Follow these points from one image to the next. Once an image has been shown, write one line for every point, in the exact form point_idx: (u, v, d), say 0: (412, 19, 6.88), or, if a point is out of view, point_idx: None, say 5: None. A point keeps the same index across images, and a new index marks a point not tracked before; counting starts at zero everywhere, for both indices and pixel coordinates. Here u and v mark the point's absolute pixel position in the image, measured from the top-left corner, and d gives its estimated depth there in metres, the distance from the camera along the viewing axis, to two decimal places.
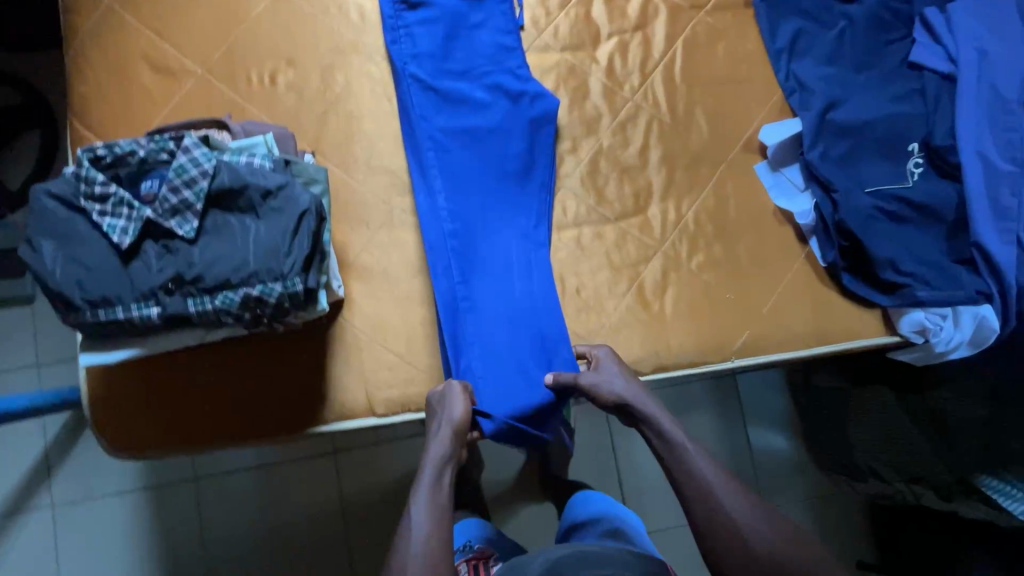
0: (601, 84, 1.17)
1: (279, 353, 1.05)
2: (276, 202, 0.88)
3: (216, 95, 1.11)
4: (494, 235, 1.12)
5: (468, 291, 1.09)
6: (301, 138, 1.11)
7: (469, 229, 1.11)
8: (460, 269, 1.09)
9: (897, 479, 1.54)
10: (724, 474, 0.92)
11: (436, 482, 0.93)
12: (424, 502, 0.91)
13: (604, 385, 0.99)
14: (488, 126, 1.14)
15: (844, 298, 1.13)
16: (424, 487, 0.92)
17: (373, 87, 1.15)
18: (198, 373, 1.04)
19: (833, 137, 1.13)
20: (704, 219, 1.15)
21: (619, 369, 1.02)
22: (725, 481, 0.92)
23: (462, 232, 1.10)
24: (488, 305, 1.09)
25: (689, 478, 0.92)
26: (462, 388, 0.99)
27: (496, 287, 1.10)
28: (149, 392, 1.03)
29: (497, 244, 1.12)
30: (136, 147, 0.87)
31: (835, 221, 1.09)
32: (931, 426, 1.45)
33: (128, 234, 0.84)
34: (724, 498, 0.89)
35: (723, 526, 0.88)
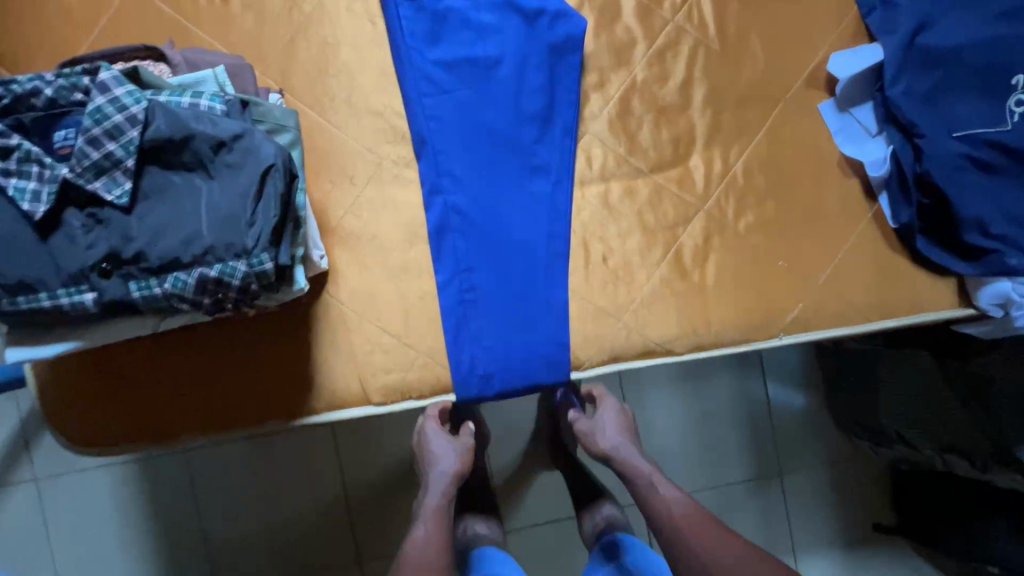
0: (636, 0, 0.94)
1: (258, 333, 0.89)
2: (232, 157, 0.69)
3: (155, 16, 0.89)
4: (506, 207, 0.93)
5: (475, 278, 0.93)
6: (265, 71, 0.90)
7: (481, 198, 0.92)
8: (465, 255, 0.93)
9: (926, 446, 1.41)
10: (707, 521, 0.86)
11: (440, 508, 0.91)
12: (426, 523, 0.88)
13: (593, 430, 1.02)
14: (497, 57, 0.92)
15: (913, 264, 0.97)
16: (428, 511, 0.90)
17: (351, 5, 0.91)
18: (163, 360, 0.88)
19: (920, 68, 0.92)
20: (755, 171, 0.96)
21: (615, 420, 1.05)
22: (708, 527, 0.85)
23: (469, 202, 0.92)
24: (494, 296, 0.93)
25: (663, 522, 0.88)
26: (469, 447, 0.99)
27: (507, 279, 0.93)
28: (107, 381, 0.88)
29: (512, 218, 0.93)
30: (40, 84, 0.66)
31: (915, 172, 0.91)
32: (968, 391, 1.32)
33: (42, 200, 0.65)
34: (706, 547, 0.83)
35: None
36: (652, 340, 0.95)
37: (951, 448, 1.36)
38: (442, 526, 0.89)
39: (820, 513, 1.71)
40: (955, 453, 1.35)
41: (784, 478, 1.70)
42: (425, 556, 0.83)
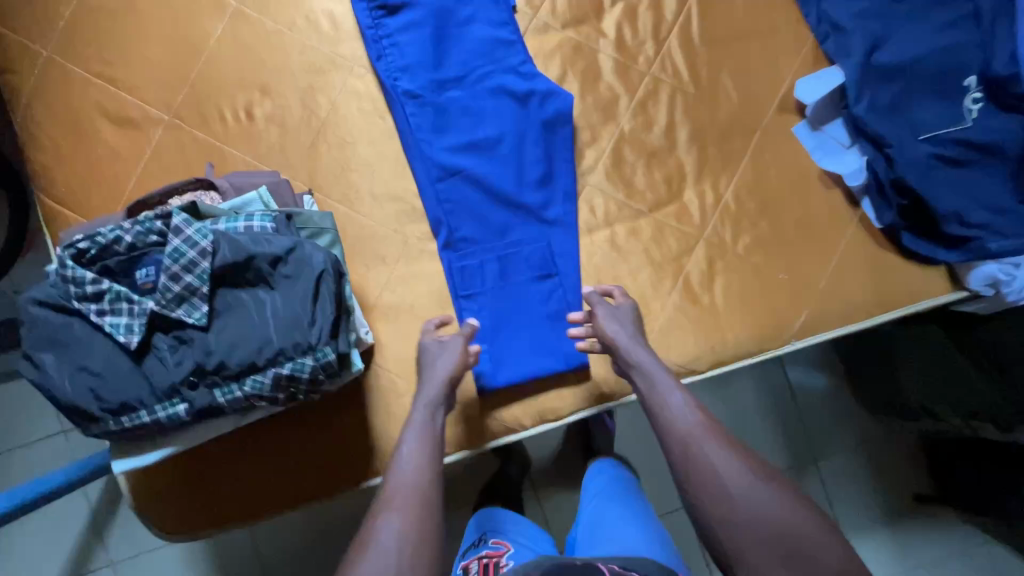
0: (613, 60, 1.04)
1: (318, 411, 0.99)
2: (288, 268, 0.79)
3: (191, 143, 1.00)
4: (521, 269, 1.02)
5: (507, 346, 1.00)
6: (294, 175, 1.00)
7: (502, 260, 1.02)
8: (488, 316, 1.01)
9: (953, 416, 1.26)
10: (718, 434, 0.78)
11: (428, 421, 0.84)
12: (413, 436, 0.81)
13: (610, 321, 0.92)
14: (497, 135, 1.02)
15: (903, 259, 1.04)
16: (415, 427, 0.82)
17: (361, 105, 1.01)
18: (238, 445, 0.98)
19: (880, 83, 1.00)
20: (745, 196, 1.05)
21: (627, 317, 0.93)
22: (713, 437, 0.77)
23: (490, 266, 1.02)
24: (512, 318, 1.01)
25: (670, 428, 0.80)
26: (462, 338, 0.92)
27: (518, 297, 1.02)
28: (195, 472, 0.98)
29: (526, 279, 1.02)
30: (120, 232, 0.76)
31: (890, 178, 0.99)
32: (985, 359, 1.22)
33: (135, 332, 0.75)
34: (710, 453, 0.75)
35: (707, 491, 0.73)
36: (675, 363, 1.03)
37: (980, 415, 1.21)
38: (432, 439, 0.81)
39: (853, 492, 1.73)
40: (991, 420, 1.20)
41: (819, 464, 1.75)
42: (421, 459, 0.78)
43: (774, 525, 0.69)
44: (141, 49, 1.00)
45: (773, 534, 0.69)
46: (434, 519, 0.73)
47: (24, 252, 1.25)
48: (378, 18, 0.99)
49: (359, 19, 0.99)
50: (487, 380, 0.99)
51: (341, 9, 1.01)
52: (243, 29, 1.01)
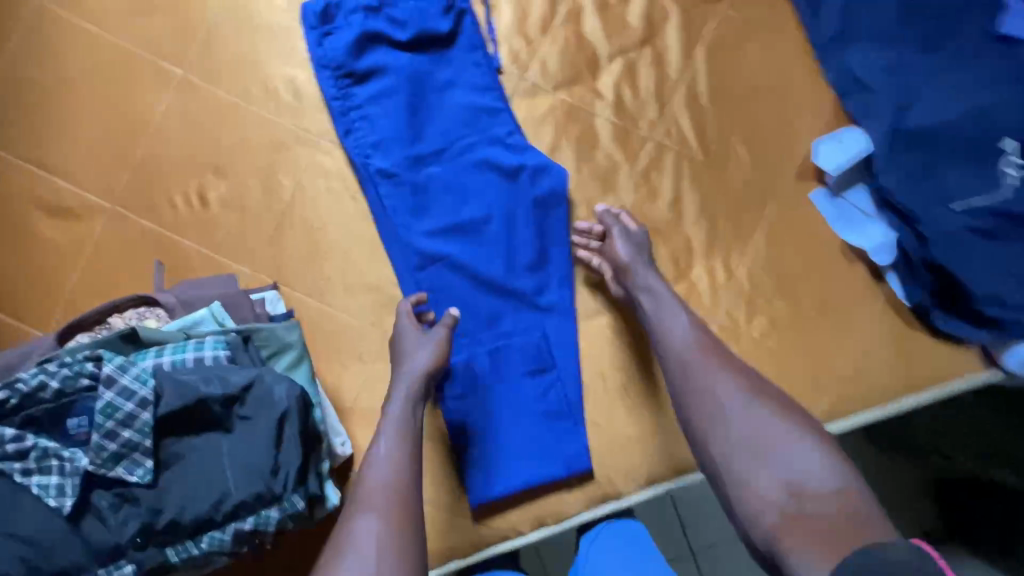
0: (611, 125, 0.93)
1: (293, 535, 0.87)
2: (247, 408, 0.68)
3: (138, 235, 0.88)
4: (513, 364, 0.92)
5: (501, 453, 0.91)
6: (256, 268, 0.89)
7: (493, 355, 0.91)
8: (481, 417, 0.91)
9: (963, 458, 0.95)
10: (720, 359, 0.73)
11: (408, 415, 0.77)
12: (389, 426, 0.75)
13: (621, 245, 0.87)
14: (484, 215, 0.91)
15: (932, 337, 0.95)
16: (390, 422, 0.76)
17: (329, 185, 0.90)
18: None
19: (908, 150, 0.90)
20: (760, 273, 0.95)
21: (639, 246, 0.87)
22: (716, 363, 0.73)
23: (481, 361, 0.91)
24: (506, 421, 0.91)
25: (667, 349, 0.77)
26: (444, 331, 0.83)
27: (513, 398, 0.92)
28: None
29: (521, 374, 0.92)
30: (44, 377, 0.65)
31: (920, 256, 0.90)
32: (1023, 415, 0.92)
33: (67, 494, 0.64)
34: (712, 376, 0.72)
35: (710, 428, 0.69)
36: (686, 460, 0.93)
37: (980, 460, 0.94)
38: (409, 440, 0.75)
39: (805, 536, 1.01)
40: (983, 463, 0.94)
41: None
42: (394, 462, 0.72)
43: (771, 444, 0.66)
44: (75, 128, 0.88)
45: (765, 450, 0.65)
46: (416, 519, 0.69)
47: None
48: (345, 87, 0.87)
49: (322, 88, 0.87)
50: (481, 492, 0.90)
51: (302, 75, 0.89)
52: (191, 101, 0.88)
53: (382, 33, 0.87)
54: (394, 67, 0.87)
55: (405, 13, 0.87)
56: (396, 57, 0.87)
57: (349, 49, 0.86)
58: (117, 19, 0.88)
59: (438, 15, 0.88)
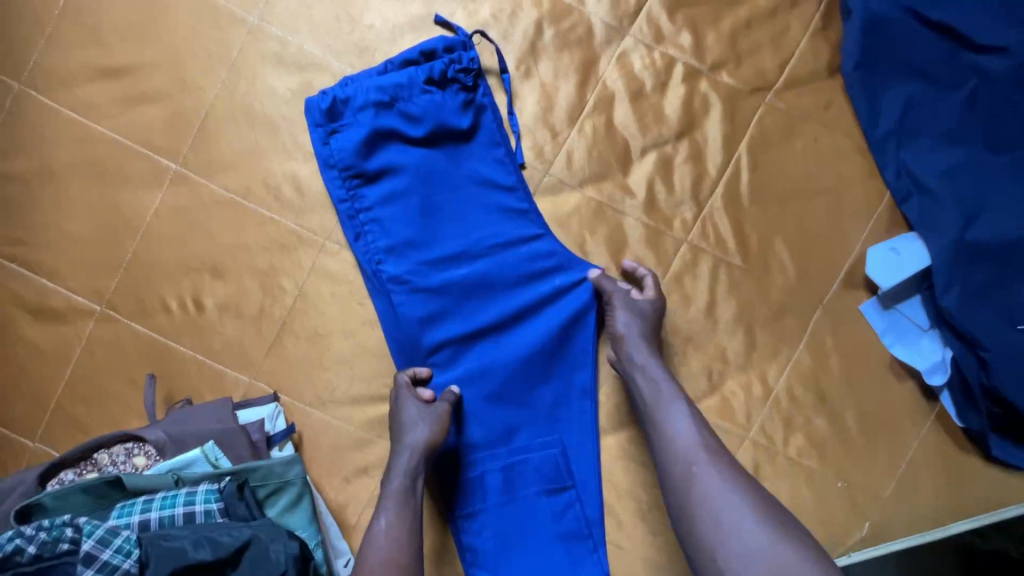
0: (641, 225, 0.85)
1: None
2: (241, 571, 0.62)
3: (130, 339, 0.83)
4: (529, 482, 0.85)
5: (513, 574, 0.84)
6: (256, 376, 0.83)
7: (508, 471, 0.85)
8: (494, 540, 0.84)
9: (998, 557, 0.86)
10: (724, 461, 0.64)
11: (409, 493, 0.73)
12: (390, 497, 0.72)
13: (623, 313, 0.79)
14: (503, 323, 0.84)
15: (986, 462, 0.87)
16: (392, 495, 0.72)
17: (335, 288, 0.83)
18: None
19: (974, 265, 0.80)
20: (799, 388, 0.87)
21: (641, 315, 0.79)
22: (718, 465, 0.64)
23: (494, 478, 0.85)
24: (520, 541, 0.84)
25: (667, 452, 0.67)
26: (448, 406, 0.79)
27: (528, 519, 0.85)
28: None
29: (539, 494, 0.85)
30: (20, 542, 0.60)
31: (981, 383, 0.81)
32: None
33: None
34: (714, 484, 0.62)
35: (712, 542, 0.59)
36: None
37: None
38: (412, 515, 0.71)
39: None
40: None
41: None
42: (396, 538, 0.69)
43: (782, 569, 0.56)
44: (62, 224, 0.82)
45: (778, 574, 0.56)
46: None
47: None
48: (354, 188, 0.81)
49: (329, 189, 0.81)
50: None
51: (306, 170, 0.82)
52: (188, 196, 0.82)
53: (393, 130, 0.80)
54: (407, 166, 0.80)
55: (420, 108, 0.80)
56: (409, 155, 0.81)
57: (358, 149, 0.80)
58: (107, 107, 0.81)
59: (456, 110, 0.81)
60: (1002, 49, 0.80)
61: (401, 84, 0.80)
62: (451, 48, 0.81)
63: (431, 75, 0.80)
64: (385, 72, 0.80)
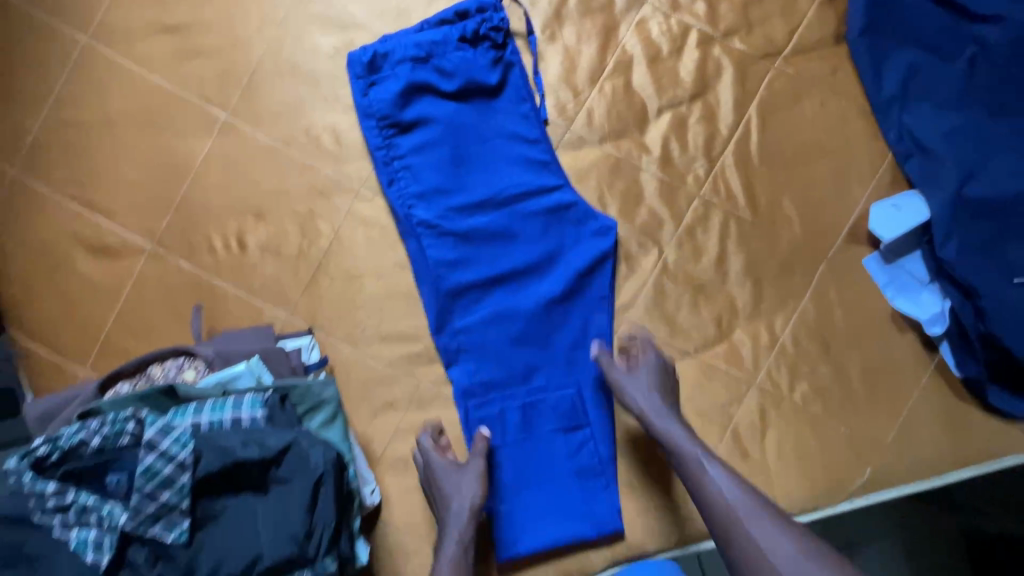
0: (657, 180, 0.91)
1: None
2: (284, 470, 0.68)
3: (175, 276, 0.88)
4: (545, 420, 0.89)
5: (527, 506, 0.88)
6: (293, 313, 0.89)
7: (526, 410, 0.89)
8: (512, 474, 0.89)
9: None
10: (760, 505, 0.72)
11: (461, 560, 0.80)
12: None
13: (635, 390, 0.83)
14: (526, 269, 0.89)
15: (984, 412, 0.91)
16: (446, 559, 0.79)
17: (368, 233, 0.89)
18: None
19: (973, 221, 0.85)
20: (805, 338, 0.91)
21: (655, 386, 0.84)
22: (762, 514, 0.71)
23: (514, 416, 0.89)
24: (536, 478, 0.89)
25: (710, 508, 0.73)
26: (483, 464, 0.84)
27: (544, 455, 0.89)
28: None
29: (555, 432, 0.89)
30: (85, 435, 0.66)
31: (979, 332, 0.86)
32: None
33: (104, 550, 0.64)
34: (757, 533, 0.70)
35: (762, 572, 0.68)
36: None
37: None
38: None
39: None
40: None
41: None
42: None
43: None
44: (118, 168, 0.88)
45: None
46: None
47: None
48: (389, 137, 0.86)
49: (366, 138, 0.86)
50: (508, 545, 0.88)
51: (346, 122, 0.89)
52: (234, 144, 0.88)
53: (428, 84, 0.86)
54: (439, 117, 0.86)
55: (453, 64, 0.86)
56: (442, 107, 0.87)
57: (394, 100, 0.85)
58: (163, 60, 0.88)
59: (486, 67, 0.87)
60: (997, 18, 0.86)
61: (436, 42, 0.86)
62: (482, 9, 0.87)
63: (464, 34, 0.87)
64: (421, 31, 0.87)
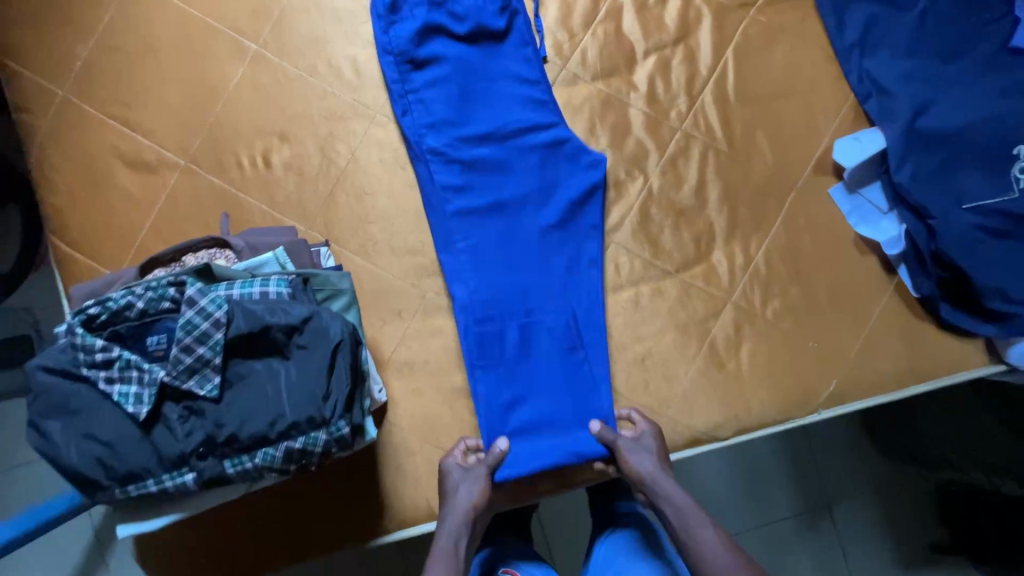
0: (643, 115, 1.01)
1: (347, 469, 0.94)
2: (304, 338, 0.76)
3: (205, 189, 0.97)
4: (542, 338, 0.97)
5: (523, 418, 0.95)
6: (311, 227, 0.98)
7: (524, 327, 0.97)
8: (509, 390, 0.96)
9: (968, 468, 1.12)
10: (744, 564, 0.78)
11: (451, 552, 0.82)
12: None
13: (635, 455, 0.90)
14: (525, 197, 0.98)
15: (939, 329, 0.99)
16: (439, 555, 0.82)
17: (382, 155, 0.99)
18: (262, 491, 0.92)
19: (923, 150, 0.96)
20: (776, 260, 1.01)
21: (658, 459, 0.90)
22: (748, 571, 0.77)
23: (512, 333, 0.97)
24: (532, 390, 0.96)
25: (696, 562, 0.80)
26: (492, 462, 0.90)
27: (540, 370, 0.97)
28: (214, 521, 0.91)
29: (550, 349, 0.97)
30: (132, 298, 0.75)
31: (931, 250, 0.95)
32: (1004, 410, 1.13)
33: (144, 401, 0.73)
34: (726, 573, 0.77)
35: None
36: (697, 430, 0.98)
37: (960, 462, 1.13)
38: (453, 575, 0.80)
39: (833, 541, 1.27)
40: (969, 466, 1.12)
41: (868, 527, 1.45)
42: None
43: None
44: (158, 91, 0.98)
45: None
46: None
47: (32, 271, 1.22)
48: (405, 72, 0.98)
49: (384, 71, 0.97)
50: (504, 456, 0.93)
51: (365, 55, 0.99)
52: (264, 72, 0.98)
53: (441, 26, 0.98)
54: (451, 56, 0.98)
55: (465, 9, 0.98)
56: (453, 48, 0.99)
57: (412, 38, 0.97)
58: None
59: (495, 13, 0.99)
60: None
61: None
62: None
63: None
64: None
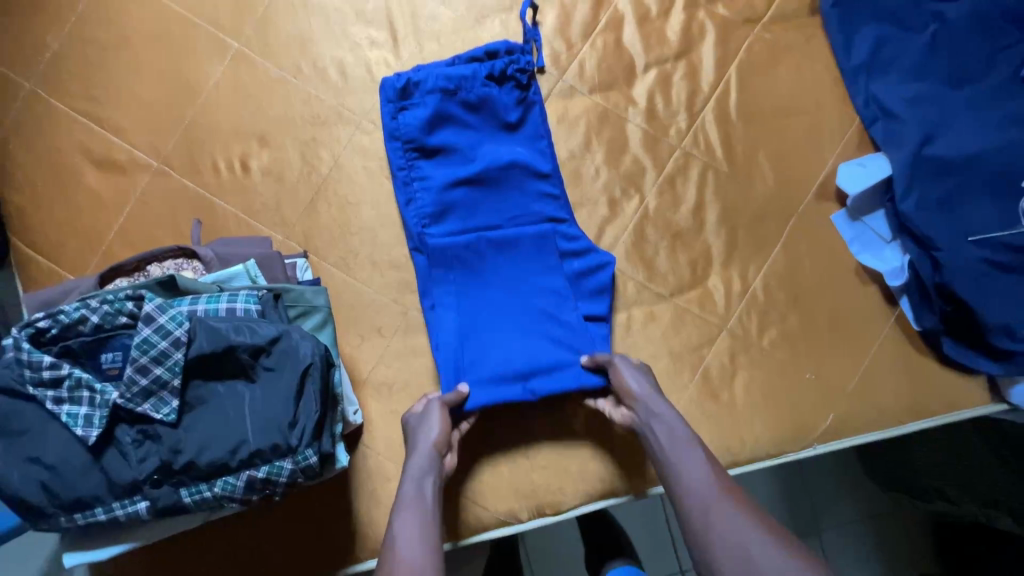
0: (641, 130, 0.97)
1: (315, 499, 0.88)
2: (271, 360, 0.71)
3: (178, 193, 0.92)
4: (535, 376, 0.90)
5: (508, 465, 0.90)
6: (288, 236, 0.92)
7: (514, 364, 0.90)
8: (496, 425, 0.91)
9: (961, 496, 0.95)
10: (739, 496, 0.66)
11: (422, 493, 0.71)
12: (414, 515, 0.67)
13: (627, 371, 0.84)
14: (527, 290, 0.93)
15: (941, 364, 0.96)
16: (406, 501, 0.70)
17: (366, 163, 0.94)
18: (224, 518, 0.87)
19: (930, 178, 0.92)
20: (774, 286, 0.97)
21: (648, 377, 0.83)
22: (726, 502, 0.65)
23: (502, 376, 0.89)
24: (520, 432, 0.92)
25: (678, 483, 0.70)
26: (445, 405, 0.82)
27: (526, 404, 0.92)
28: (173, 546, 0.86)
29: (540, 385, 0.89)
30: (86, 312, 0.70)
31: (935, 283, 0.91)
32: (1002, 444, 0.97)
33: (94, 424, 0.67)
34: (716, 518, 0.63)
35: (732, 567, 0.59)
36: None
37: (953, 496, 0.96)
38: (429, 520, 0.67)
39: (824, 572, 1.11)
40: (965, 499, 0.95)
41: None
42: None
43: None
44: (132, 88, 0.93)
45: None
46: None
47: None
48: (412, 159, 0.94)
49: (390, 158, 0.93)
50: (481, 507, 0.89)
51: (353, 59, 0.95)
52: (245, 72, 0.93)
53: (453, 115, 0.94)
54: (462, 146, 0.94)
55: (478, 98, 0.94)
56: (464, 137, 0.95)
57: (422, 126, 0.93)
58: None
59: (509, 105, 0.95)
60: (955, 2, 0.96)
61: (465, 76, 0.94)
62: (511, 51, 0.95)
63: (492, 72, 0.94)
64: (453, 65, 0.94)
